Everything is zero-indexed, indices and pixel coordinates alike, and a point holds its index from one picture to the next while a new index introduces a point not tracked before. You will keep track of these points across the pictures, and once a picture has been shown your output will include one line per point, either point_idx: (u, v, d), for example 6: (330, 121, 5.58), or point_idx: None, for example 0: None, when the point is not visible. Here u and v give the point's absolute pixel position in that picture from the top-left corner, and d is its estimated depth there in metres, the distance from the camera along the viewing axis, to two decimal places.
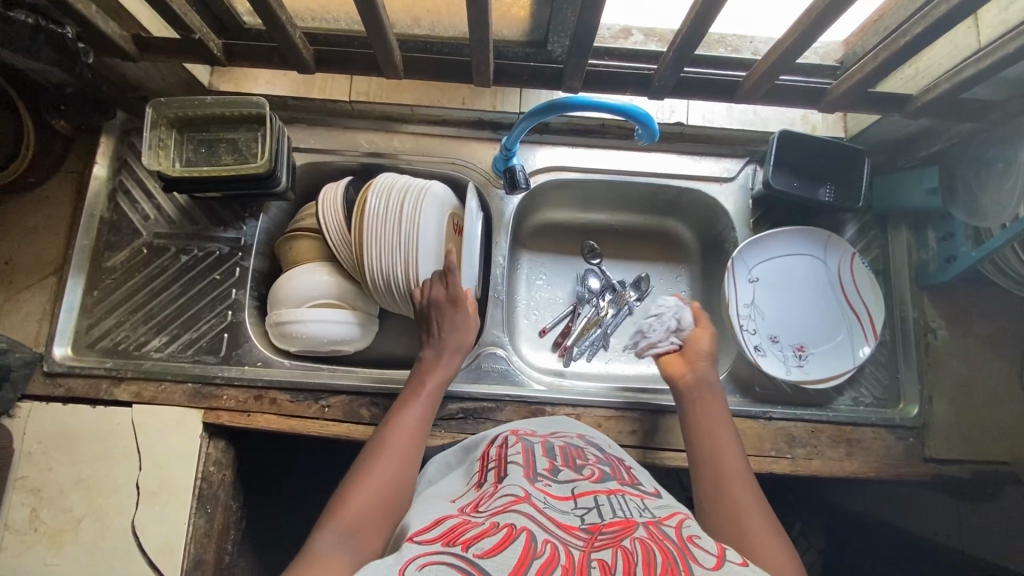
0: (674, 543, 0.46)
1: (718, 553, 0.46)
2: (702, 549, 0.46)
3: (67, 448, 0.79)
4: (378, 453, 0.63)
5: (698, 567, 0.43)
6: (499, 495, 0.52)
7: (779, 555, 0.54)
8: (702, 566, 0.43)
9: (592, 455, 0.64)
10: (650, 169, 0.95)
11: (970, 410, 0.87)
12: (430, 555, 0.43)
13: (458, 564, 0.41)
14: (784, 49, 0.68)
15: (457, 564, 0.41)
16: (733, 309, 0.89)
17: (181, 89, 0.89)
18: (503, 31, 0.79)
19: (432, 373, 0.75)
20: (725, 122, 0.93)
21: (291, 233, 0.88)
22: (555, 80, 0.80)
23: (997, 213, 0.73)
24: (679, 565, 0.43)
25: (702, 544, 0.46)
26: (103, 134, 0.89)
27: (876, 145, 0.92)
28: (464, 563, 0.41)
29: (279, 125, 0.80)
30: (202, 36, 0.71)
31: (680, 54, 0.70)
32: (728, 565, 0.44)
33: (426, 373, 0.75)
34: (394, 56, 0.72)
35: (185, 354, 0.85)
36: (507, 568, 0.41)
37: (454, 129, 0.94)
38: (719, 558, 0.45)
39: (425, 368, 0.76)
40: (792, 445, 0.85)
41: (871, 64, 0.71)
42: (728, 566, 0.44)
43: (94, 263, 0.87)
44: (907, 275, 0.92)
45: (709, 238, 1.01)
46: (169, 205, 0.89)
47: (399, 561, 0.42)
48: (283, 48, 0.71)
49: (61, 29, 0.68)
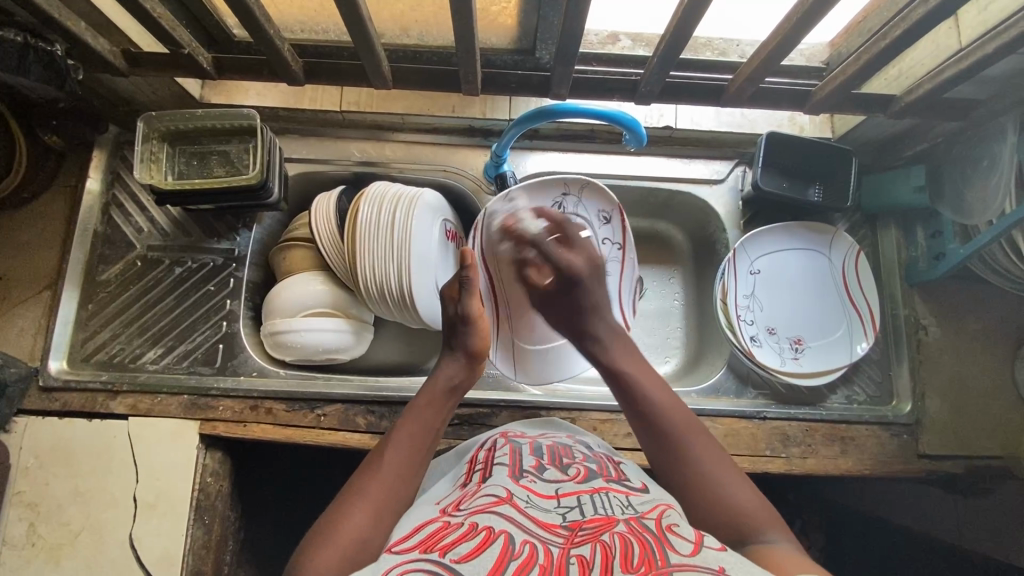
0: (653, 534, 0.45)
1: (695, 540, 0.45)
2: (679, 537, 0.45)
3: (64, 463, 0.79)
4: (372, 474, 0.59)
5: (675, 556, 0.42)
6: (481, 495, 0.53)
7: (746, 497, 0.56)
8: (679, 553, 0.43)
9: (579, 453, 0.65)
10: (640, 173, 0.95)
11: (962, 405, 0.88)
12: (407, 564, 0.43)
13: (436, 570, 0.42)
14: (767, 54, 0.69)
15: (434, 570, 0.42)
16: (730, 300, 0.90)
17: (173, 102, 0.90)
18: (490, 39, 0.80)
19: (436, 397, 0.68)
20: (713, 125, 0.94)
21: (286, 243, 0.88)
22: (543, 87, 0.81)
23: (984, 209, 0.75)
24: (655, 556, 0.42)
25: (681, 533, 0.46)
26: (96, 149, 0.89)
27: (863, 145, 0.93)
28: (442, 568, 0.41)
29: (270, 136, 0.81)
30: (191, 51, 0.72)
31: (665, 59, 0.71)
32: (705, 551, 0.44)
33: (431, 396, 0.67)
34: (382, 67, 0.73)
35: (180, 366, 0.85)
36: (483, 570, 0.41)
37: (445, 137, 0.95)
38: (696, 546, 0.44)
39: (430, 387, 0.68)
40: (787, 445, 0.85)
41: (853, 67, 0.72)
42: (705, 551, 0.43)
43: (88, 277, 0.87)
44: (896, 273, 0.93)
45: (700, 240, 1.02)
46: (162, 217, 0.89)
47: (376, 573, 0.42)
48: (273, 61, 0.72)
49: (51, 46, 0.68)
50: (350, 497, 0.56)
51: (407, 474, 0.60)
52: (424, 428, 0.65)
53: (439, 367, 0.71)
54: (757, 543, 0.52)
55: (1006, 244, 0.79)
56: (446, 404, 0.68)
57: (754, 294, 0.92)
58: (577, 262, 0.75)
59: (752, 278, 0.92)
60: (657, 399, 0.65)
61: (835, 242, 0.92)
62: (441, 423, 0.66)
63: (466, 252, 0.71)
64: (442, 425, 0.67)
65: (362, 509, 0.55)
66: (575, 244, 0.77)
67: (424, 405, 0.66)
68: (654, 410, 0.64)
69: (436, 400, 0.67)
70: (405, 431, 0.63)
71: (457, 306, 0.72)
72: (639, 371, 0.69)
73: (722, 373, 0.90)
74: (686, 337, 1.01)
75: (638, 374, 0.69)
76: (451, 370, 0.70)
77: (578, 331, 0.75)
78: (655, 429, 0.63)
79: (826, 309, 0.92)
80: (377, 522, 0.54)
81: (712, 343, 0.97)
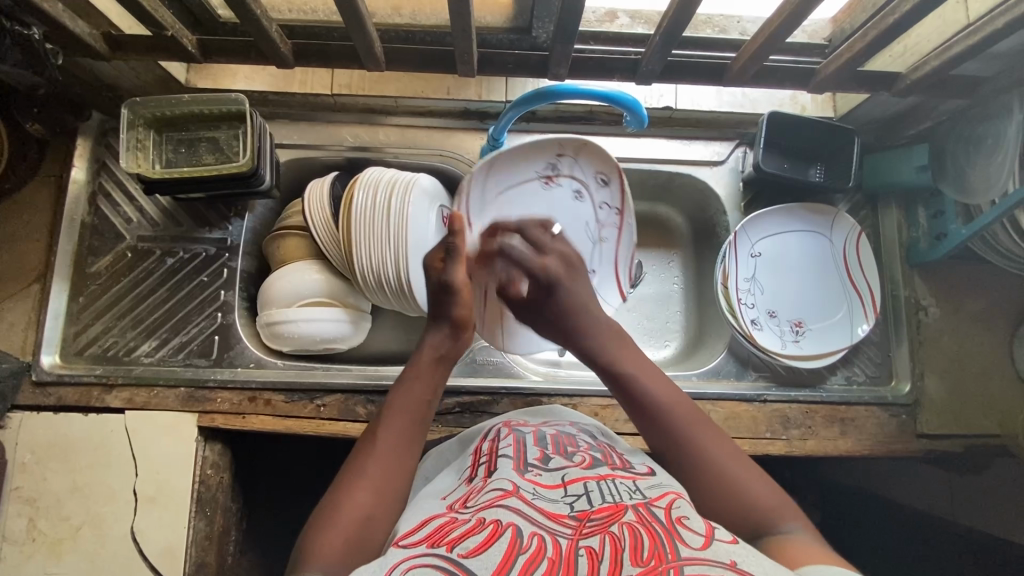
0: (662, 524, 0.45)
1: (706, 533, 0.44)
2: (689, 530, 0.44)
3: (62, 458, 0.78)
4: (369, 454, 0.57)
5: (686, 549, 0.42)
6: (486, 490, 0.53)
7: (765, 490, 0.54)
8: (689, 546, 0.42)
9: (583, 443, 0.64)
10: (640, 155, 0.94)
11: (960, 384, 0.88)
12: (413, 559, 0.43)
13: (443, 565, 0.41)
14: (772, 31, 0.67)
15: (441, 565, 0.41)
16: (731, 283, 0.89)
17: (158, 87, 0.87)
18: (485, 18, 0.77)
19: (427, 368, 0.65)
20: (714, 105, 0.92)
21: (278, 232, 0.87)
22: (540, 67, 0.79)
23: (986, 189, 0.74)
24: (665, 549, 0.42)
25: (691, 526, 0.45)
26: (80, 136, 0.87)
27: (865, 124, 0.92)
28: (449, 564, 0.41)
29: (259, 121, 0.78)
30: (174, 32, 0.69)
31: (668, 37, 0.68)
32: (716, 544, 0.43)
33: (421, 368, 0.65)
34: (374, 47, 0.70)
35: (175, 358, 0.84)
36: (491, 565, 0.41)
37: (440, 120, 0.93)
38: (707, 539, 0.43)
39: (420, 361, 0.66)
40: (786, 427, 0.85)
41: (859, 44, 0.70)
42: (716, 544, 0.43)
43: (78, 269, 0.85)
44: (897, 253, 0.92)
45: (701, 222, 1.01)
46: (151, 207, 0.87)
47: (384, 569, 0.42)
48: (259, 42, 0.69)
49: (28, 30, 0.65)
50: (346, 482, 0.55)
51: (405, 451, 0.59)
52: (419, 401, 0.63)
53: (425, 337, 0.69)
54: (773, 534, 0.51)
55: (1007, 224, 0.77)
56: (435, 373, 0.66)
57: (756, 277, 0.92)
58: (552, 265, 0.73)
59: (754, 261, 0.91)
60: (657, 396, 0.62)
61: (836, 224, 0.92)
62: (435, 395, 0.64)
63: (454, 216, 0.68)
64: (437, 398, 0.65)
65: (366, 490, 0.54)
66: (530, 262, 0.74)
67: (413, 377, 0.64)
68: (665, 414, 0.61)
69: (424, 372, 0.65)
70: (395, 410, 0.61)
71: (440, 274, 0.69)
72: (642, 373, 0.65)
73: (723, 356, 0.90)
74: (685, 320, 1.01)
75: (636, 369, 0.66)
76: (435, 339, 0.68)
77: (569, 333, 0.72)
78: (665, 431, 0.60)
79: (827, 292, 0.92)
80: (381, 505, 0.53)
81: (713, 328, 0.96)
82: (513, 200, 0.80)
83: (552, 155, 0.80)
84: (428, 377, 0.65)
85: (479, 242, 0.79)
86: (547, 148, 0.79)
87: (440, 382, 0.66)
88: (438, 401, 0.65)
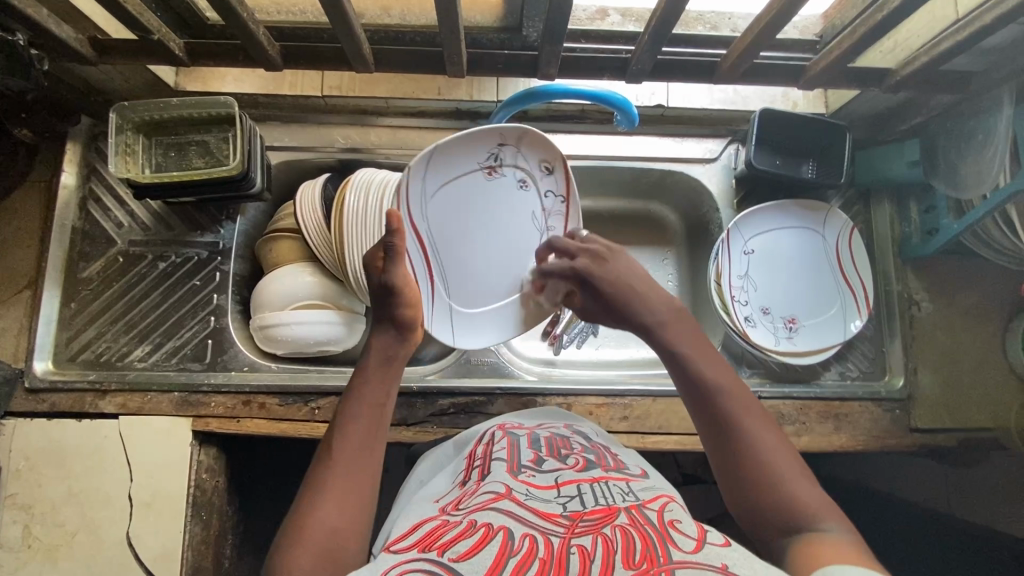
0: (654, 527, 0.45)
1: (697, 536, 0.44)
2: (681, 533, 0.44)
3: (56, 464, 0.78)
4: (326, 474, 0.53)
5: (677, 552, 0.42)
6: (480, 492, 0.53)
7: (810, 494, 0.49)
8: (681, 550, 0.42)
9: (578, 444, 0.64)
10: (633, 154, 0.94)
11: (952, 378, 0.89)
12: (404, 564, 0.42)
13: (433, 569, 0.41)
14: (760, 29, 0.67)
15: (431, 569, 0.41)
16: (724, 281, 0.90)
17: (147, 90, 0.86)
18: (474, 17, 0.76)
19: (376, 373, 0.60)
20: (705, 103, 0.93)
21: (271, 234, 0.86)
22: (531, 67, 0.78)
23: (980, 183, 0.74)
24: (657, 551, 0.42)
25: (683, 529, 0.45)
26: (70, 141, 0.86)
27: (856, 120, 0.92)
28: (439, 568, 0.41)
29: (250, 124, 0.78)
30: (161, 37, 0.68)
31: (657, 35, 0.68)
32: (707, 547, 0.43)
33: (371, 373, 0.60)
34: (363, 49, 0.70)
35: (169, 363, 0.84)
36: (481, 567, 0.41)
37: (432, 121, 0.93)
38: (699, 542, 0.43)
39: (367, 366, 0.60)
40: (781, 423, 0.85)
41: (849, 40, 0.70)
42: (707, 548, 0.43)
43: (69, 275, 0.85)
44: (889, 249, 0.92)
45: (693, 220, 1.01)
46: (142, 211, 0.87)
47: (374, 573, 0.42)
48: (246, 45, 0.68)
49: (12, 35, 0.64)
50: (305, 507, 0.51)
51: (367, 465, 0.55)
52: (375, 410, 0.58)
53: (371, 336, 0.63)
54: (808, 533, 0.47)
55: (1000, 219, 0.78)
56: (388, 378, 0.60)
57: (749, 273, 0.92)
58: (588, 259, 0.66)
59: (749, 258, 0.92)
60: (712, 376, 0.56)
61: (829, 220, 0.92)
62: (389, 400, 0.60)
63: (392, 214, 0.58)
64: (392, 402, 0.60)
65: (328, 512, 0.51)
66: (575, 247, 0.68)
67: (364, 382, 0.59)
68: (715, 394, 0.55)
69: (374, 376, 0.60)
70: (349, 423, 0.56)
71: (382, 275, 0.62)
72: (697, 349, 0.58)
73: None
74: None
75: (694, 349, 0.58)
76: (381, 340, 0.62)
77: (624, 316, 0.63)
78: (712, 414, 0.54)
79: (820, 289, 0.92)
80: (346, 527, 0.51)
81: (708, 326, 0.96)
82: (459, 194, 0.72)
83: (495, 144, 0.72)
84: (379, 381, 0.60)
85: (421, 241, 0.70)
86: (488, 136, 0.71)
87: (393, 384, 0.61)
88: (395, 403, 0.61)
